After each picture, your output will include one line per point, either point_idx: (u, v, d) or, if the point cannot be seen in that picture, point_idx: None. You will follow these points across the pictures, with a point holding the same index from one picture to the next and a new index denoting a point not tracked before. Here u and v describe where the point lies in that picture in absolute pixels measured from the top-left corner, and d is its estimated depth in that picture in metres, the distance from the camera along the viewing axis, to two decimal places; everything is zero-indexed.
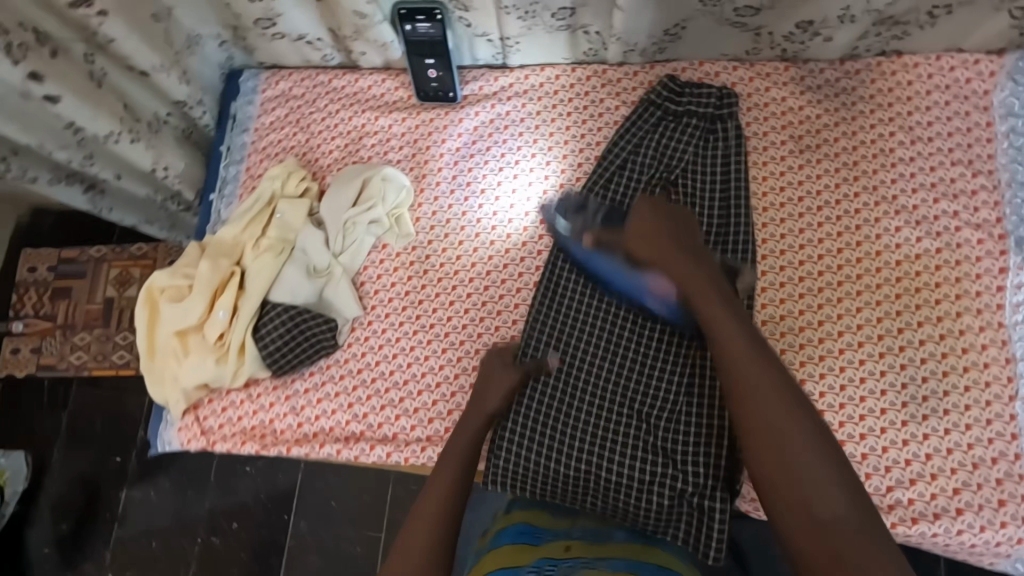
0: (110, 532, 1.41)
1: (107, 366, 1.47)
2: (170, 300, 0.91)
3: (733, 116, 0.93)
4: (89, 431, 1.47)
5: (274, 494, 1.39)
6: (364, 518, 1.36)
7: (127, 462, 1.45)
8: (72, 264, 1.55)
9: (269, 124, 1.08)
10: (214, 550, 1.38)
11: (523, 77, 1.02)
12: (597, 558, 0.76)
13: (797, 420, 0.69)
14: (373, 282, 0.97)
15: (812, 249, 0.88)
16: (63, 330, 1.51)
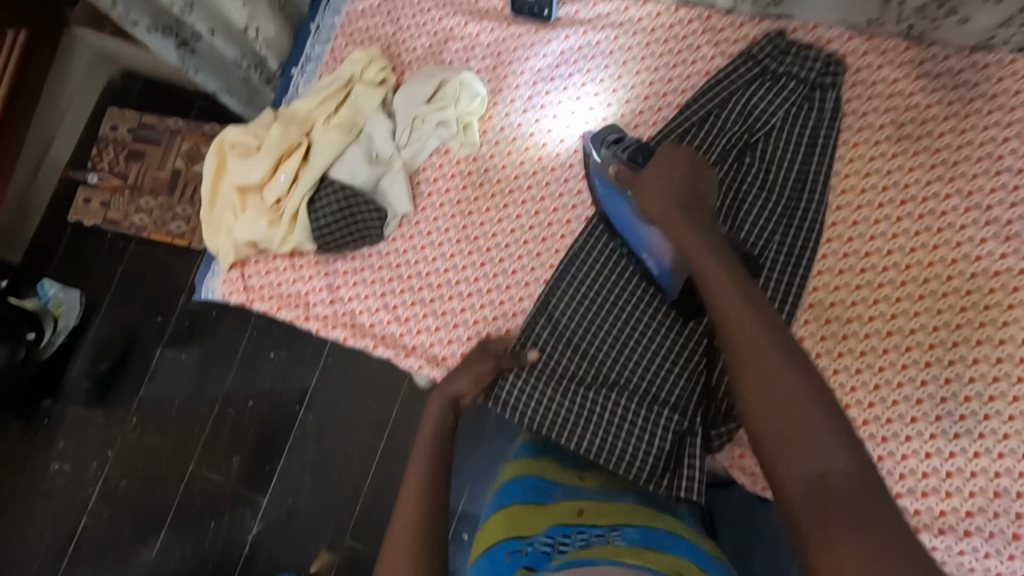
0: (141, 382, 1.52)
1: (164, 233, 1.56)
2: (239, 155, 0.95)
3: (835, 87, 0.87)
4: (138, 287, 1.58)
5: (290, 385, 1.46)
6: (367, 426, 1.41)
7: (166, 323, 1.55)
8: (150, 129, 1.60)
9: (361, 10, 1.08)
10: (228, 420, 1.47)
11: (623, 8, 0.98)
12: (606, 530, 0.68)
13: (772, 348, 0.62)
14: (429, 184, 0.98)
15: (883, 243, 0.83)
16: (131, 190, 1.57)
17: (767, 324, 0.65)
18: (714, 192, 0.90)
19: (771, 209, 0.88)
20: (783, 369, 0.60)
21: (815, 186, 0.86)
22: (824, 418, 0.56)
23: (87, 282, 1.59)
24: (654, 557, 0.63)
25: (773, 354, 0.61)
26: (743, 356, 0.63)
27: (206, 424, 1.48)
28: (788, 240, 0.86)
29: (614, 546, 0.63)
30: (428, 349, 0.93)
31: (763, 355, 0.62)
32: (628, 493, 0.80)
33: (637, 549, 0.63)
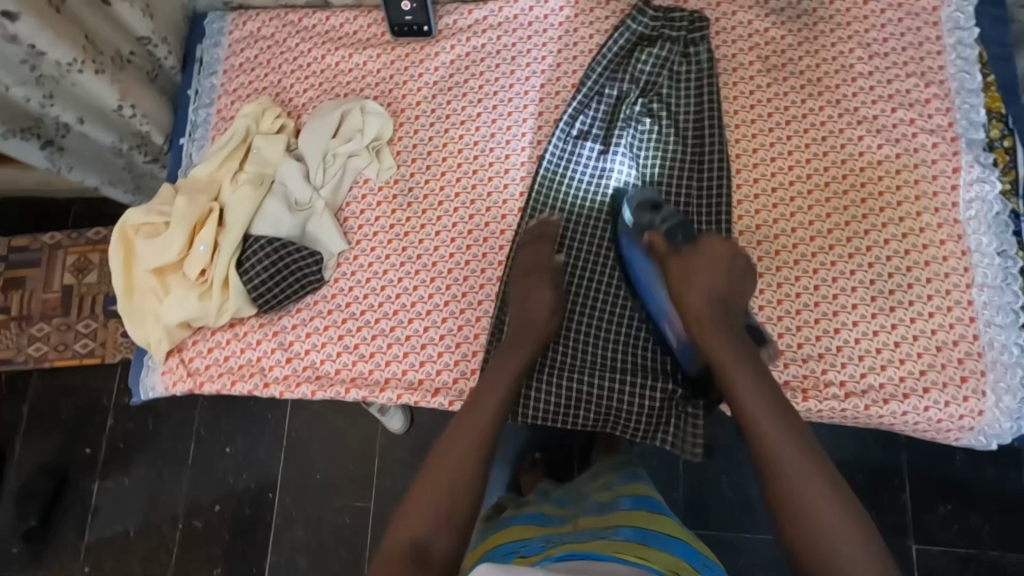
0: (82, 523, 1.36)
1: (69, 357, 1.40)
2: (147, 237, 0.88)
3: (705, 39, 0.96)
4: (55, 420, 1.41)
5: (258, 474, 1.36)
6: (351, 489, 1.33)
7: (97, 453, 1.39)
8: (24, 253, 1.45)
9: (239, 65, 1.06)
10: (196, 533, 1.34)
11: (497, 9, 1.02)
12: (601, 530, 0.79)
13: (780, 435, 0.74)
14: (356, 218, 0.97)
15: (783, 162, 0.92)
16: (18, 322, 1.42)
17: (788, 429, 0.74)
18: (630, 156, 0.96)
19: (682, 158, 0.95)
20: (807, 474, 0.72)
21: (714, 128, 0.94)
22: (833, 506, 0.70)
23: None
24: (652, 557, 0.73)
25: (785, 447, 0.73)
26: (769, 457, 0.74)
27: (173, 542, 1.34)
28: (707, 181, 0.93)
29: (607, 544, 0.74)
30: (403, 376, 0.90)
31: (771, 438, 0.74)
32: (624, 498, 0.88)
33: (633, 546, 0.74)
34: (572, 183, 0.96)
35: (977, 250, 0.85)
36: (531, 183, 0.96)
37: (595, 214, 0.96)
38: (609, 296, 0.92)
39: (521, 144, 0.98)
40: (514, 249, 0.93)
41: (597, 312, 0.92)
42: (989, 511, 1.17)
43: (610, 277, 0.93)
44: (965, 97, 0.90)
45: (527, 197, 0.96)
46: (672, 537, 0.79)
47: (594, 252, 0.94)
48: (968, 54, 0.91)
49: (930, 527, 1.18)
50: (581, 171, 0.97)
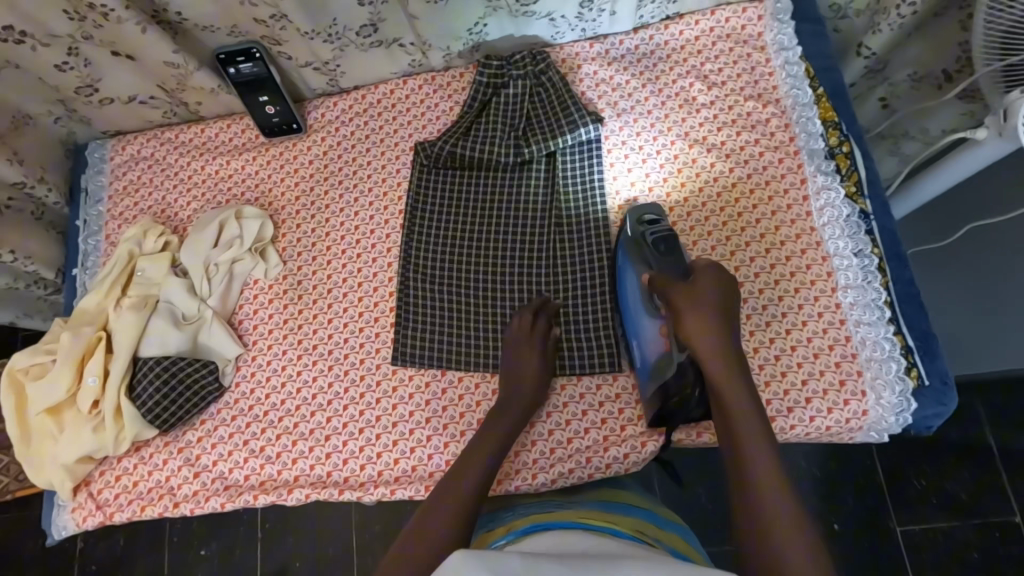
0: None
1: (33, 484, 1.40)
2: (35, 379, 0.89)
3: (552, 66, 0.99)
4: (20, 553, 1.41)
5: (233, 569, 1.37)
6: (332, 568, 1.35)
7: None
8: None
9: (123, 188, 1.08)
10: None
11: (360, 97, 1.07)
12: (569, 504, 0.83)
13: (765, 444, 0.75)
14: (251, 318, 0.98)
15: (644, 199, 0.96)
16: None
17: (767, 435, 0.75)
18: (502, 157, 0.97)
19: (554, 150, 0.97)
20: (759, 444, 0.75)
21: (581, 117, 0.95)
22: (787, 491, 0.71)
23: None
24: (619, 519, 0.78)
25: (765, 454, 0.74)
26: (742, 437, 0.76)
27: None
28: (578, 165, 0.97)
29: (578, 511, 0.79)
30: (310, 473, 0.91)
31: (759, 442, 0.75)
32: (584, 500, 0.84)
33: (602, 514, 0.79)
34: (450, 193, 1.00)
35: (836, 253, 0.88)
36: (407, 206, 1.00)
37: (481, 213, 0.98)
38: (501, 282, 0.95)
39: (399, 222, 1.01)
40: (401, 267, 0.98)
41: (491, 298, 0.95)
42: (956, 473, 1.20)
43: (509, 259, 0.96)
44: (801, 111, 0.95)
45: (405, 219, 1.00)
46: (638, 507, 0.84)
47: (487, 234, 0.97)
48: (796, 71, 0.97)
49: (911, 505, 1.19)
50: (462, 182, 1.00)
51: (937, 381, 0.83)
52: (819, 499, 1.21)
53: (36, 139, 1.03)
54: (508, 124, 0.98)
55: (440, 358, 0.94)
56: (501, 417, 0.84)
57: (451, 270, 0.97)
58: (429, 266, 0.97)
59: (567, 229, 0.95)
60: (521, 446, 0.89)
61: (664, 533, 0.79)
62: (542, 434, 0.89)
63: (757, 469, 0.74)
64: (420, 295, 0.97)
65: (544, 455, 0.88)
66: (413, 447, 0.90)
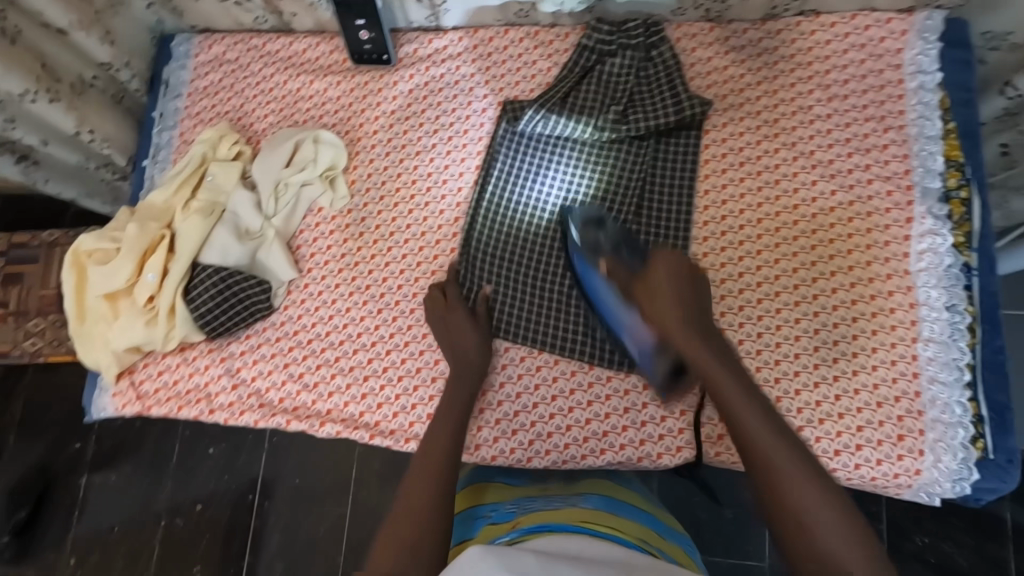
0: (70, 518, 1.43)
1: (64, 352, 1.48)
2: (98, 263, 0.91)
3: (666, 42, 0.93)
4: (45, 417, 1.49)
5: (237, 475, 1.42)
6: (329, 496, 1.40)
7: (85, 449, 1.47)
8: (25, 249, 1.51)
9: (203, 88, 1.07)
10: (177, 532, 1.40)
11: (457, 39, 1.02)
12: (571, 500, 0.83)
13: (769, 435, 0.68)
14: (309, 245, 0.98)
15: (732, 205, 0.91)
16: (15, 317, 1.46)
17: (762, 407, 0.70)
18: (595, 129, 0.93)
19: (651, 131, 0.92)
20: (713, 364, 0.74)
21: (687, 102, 0.91)
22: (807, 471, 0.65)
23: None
24: (623, 522, 0.77)
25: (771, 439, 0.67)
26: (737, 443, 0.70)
27: (152, 542, 1.40)
28: (671, 152, 0.93)
29: (577, 510, 0.78)
30: (343, 409, 0.91)
31: (706, 361, 0.74)
32: (588, 497, 0.83)
33: (605, 515, 0.78)
34: (528, 159, 0.96)
35: (926, 303, 0.83)
36: (484, 164, 0.97)
37: (557, 185, 0.95)
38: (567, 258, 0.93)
39: (473, 177, 0.98)
40: (468, 223, 0.96)
41: (553, 273, 0.93)
42: None
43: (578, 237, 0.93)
44: (924, 144, 0.88)
45: (480, 177, 0.97)
46: (639, 510, 0.83)
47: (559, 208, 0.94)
48: (930, 99, 0.89)
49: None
50: (542, 149, 0.96)
51: (1003, 457, 0.79)
52: None
53: (128, 21, 1.01)
54: (607, 96, 0.93)
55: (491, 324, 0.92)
56: (458, 386, 0.85)
57: (517, 238, 0.94)
58: (493, 229, 0.95)
59: (647, 217, 0.92)
60: (555, 428, 0.89)
61: (665, 543, 0.79)
62: (578, 421, 0.88)
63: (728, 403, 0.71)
64: (479, 256, 0.94)
65: (576, 442, 0.88)
66: None
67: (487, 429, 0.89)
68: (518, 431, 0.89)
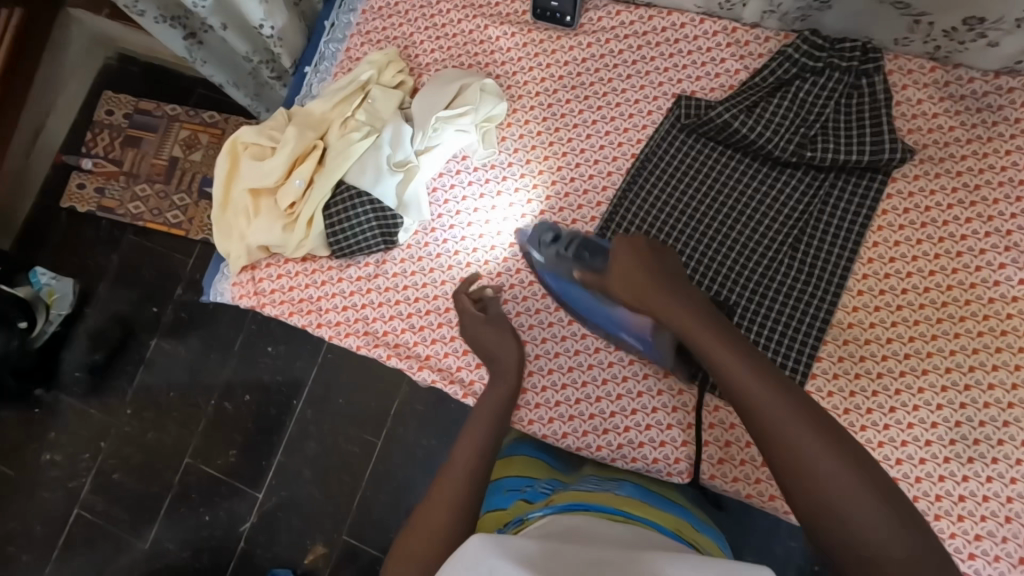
0: (136, 373, 1.51)
1: (161, 223, 1.57)
2: (252, 158, 0.93)
3: (881, 73, 0.84)
4: (134, 274, 1.57)
5: (289, 378, 1.46)
6: (365, 422, 1.41)
7: (161, 314, 1.54)
8: (146, 116, 1.64)
9: (378, 9, 1.06)
10: (225, 413, 1.46)
11: (647, 17, 0.97)
12: (608, 485, 0.81)
13: (775, 398, 0.62)
14: (445, 191, 0.98)
15: (902, 265, 0.83)
16: (127, 177, 1.61)
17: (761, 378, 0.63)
18: (772, 149, 0.87)
19: (834, 165, 0.85)
20: (729, 354, 0.66)
21: (887, 143, 0.82)
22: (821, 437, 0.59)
23: (79, 274, 1.58)
24: (657, 513, 0.75)
25: (788, 422, 0.60)
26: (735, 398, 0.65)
27: (202, 415, 1.47)
28: (849, 193, 0.86)
29: (614, 496, 0.76)
30: (442, 358, 0.92)
31: (731, 361, 0.65)
32: (625, 486, 0.81)
33: (636, 503, 0.76)
34: (688, 160, 0.91)
35: None
36: (642, 154, 0.93)
37: (711, 195, 0.90)
38: (702, 272, 0.88)
39: (627, 164, 0.94)
40: (609, 211, 0.92)
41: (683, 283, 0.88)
42: None
43: (719, 254, 0.88)
44: None
45: (635, 166, 0.93)
46: (678, 505, 0.81)
47: (707, 219, 0.89)
48: None
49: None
50: (704, 154, 0.91)
51: None
52: None
53: None
54: (798, 116, 0.86)
55: None
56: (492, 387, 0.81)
57: (654, 238, 0.90)
58: (631, 222, 0.91)
59: (802, 254, 0.86)
60: (649, 440, 0.86)
61: (699, 537, 0.76)
62: (675, 440, 0.85)
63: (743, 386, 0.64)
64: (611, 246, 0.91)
65: (667, 460, 0.85)
66: (544, 387, 0.90)
67: (577, 421, 0.88)
68: (608, 432, 0.87)
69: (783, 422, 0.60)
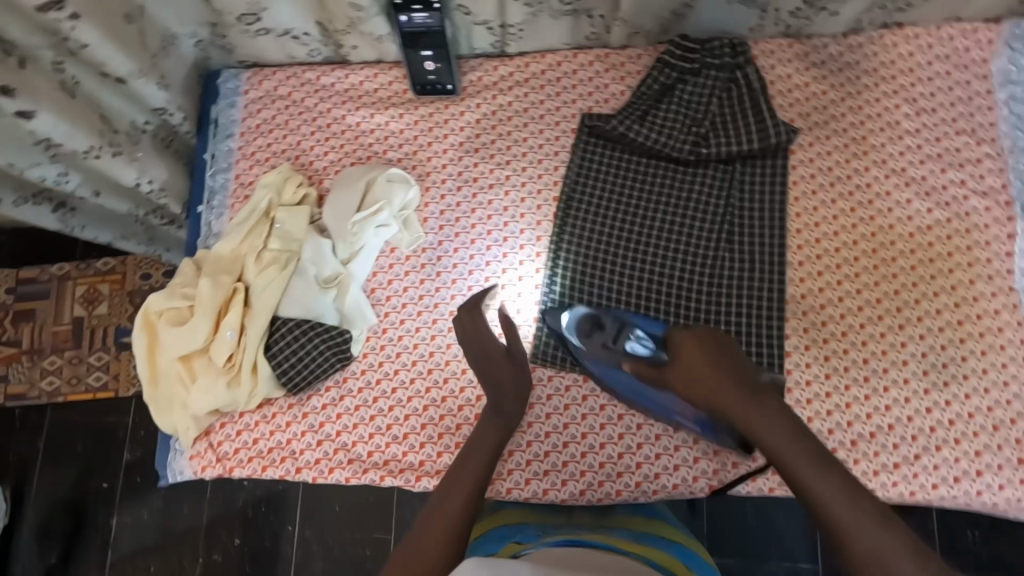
0: (103, 557, 1.35)
1: (82, 390, 1.41)
2: (171, 323, 0.86)
3: (751, 62, 0.90)
4: (68, 452, 1.41)
5: (270, 498, 1.34)
6: (371, 520, 1.32)
7: (113, 487, 1.39)
8: (32, 285, 1.48)
9: (257, 127, 1.02)
10: (217, 567, 1.33)
11: (524, 65, 0.98)
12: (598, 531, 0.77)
13: (823, 479, 0.64)
14: (384, 289, 0.94)
15: (828, 226, 0.88)
16: (29, 355, 1.45)
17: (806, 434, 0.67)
18: (677, 154, 0.90)
19: (736, 155, 0.89)
20: (779, 433, 0.67)
21: (777, 124, 0.88)
22: (856, 501, 0.62)
23: (5, 471, 1.41)
24: (647, 551, 0.72)
25: (805, 463, 0.65)
26: (785, 467, 0.66)
27: None
28: (760, 176, 0.90)
29: (607, 538, 0.74)
30: (436, 459, 0.88)
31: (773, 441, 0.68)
32: (617, 530, 0.78)
33: (628, 542, 0.73)
34: (607, 185, 0.93)
35: None
36: (562, 194, 0.94)
37: (638, 212, 0.92)
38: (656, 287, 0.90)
39: (552, 209, 0.95)
40: (551, 258, 0.93)
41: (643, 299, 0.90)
42: None
43: (665, 265, 0.90)
44: (1019, 156, 0.86)
45: (560, 208, 0.94)
46: (671, 541, 0.77)
47: (643, 233, 0.91)
48: (1021, 111, 0.87)
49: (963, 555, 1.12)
50: (618, 173, 0.93)
51: None
52: None
53: (178, 61, 0.96)
54: (688, 118, 0.91)
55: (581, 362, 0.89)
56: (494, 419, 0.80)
57: (600, 268, 0.92)
58: (575, 261, 0.92)
59: (739, 242, 0.89)
60: (663, 469, 0.86)
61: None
62: (686, 460, 0.85)
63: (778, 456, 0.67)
64: (564, 291, 0.92)
65: (685, 481, 0.85)
66: (547, 452, 0.88)
67: (590, 475, 0.87)
68: (623, 473, 0.86)
69: (818, 484, 0.64)
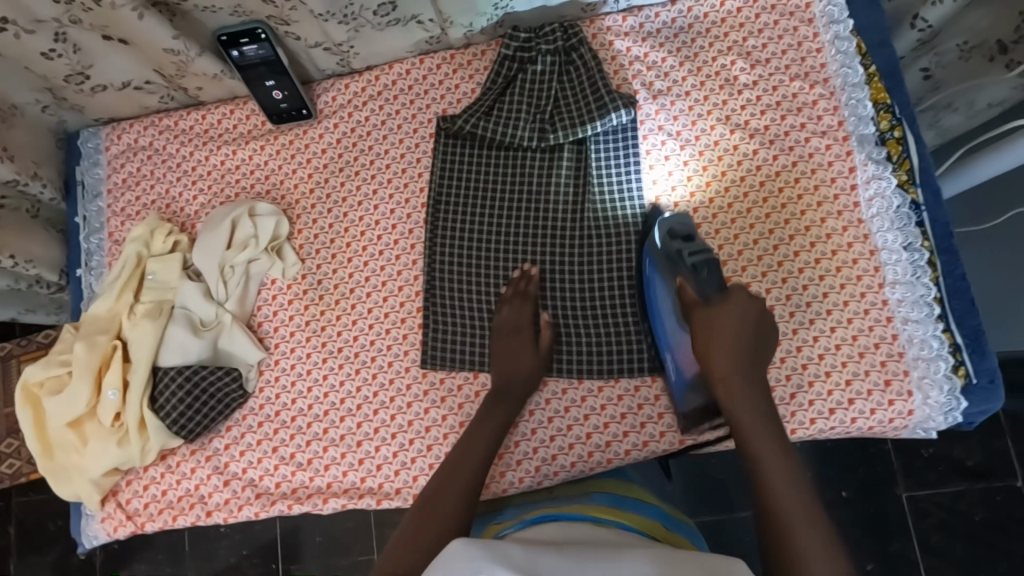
0: None
1: None
2: (52, 393, 0.86)
3: (583, 42, 0.92)
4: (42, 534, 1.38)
5: (257, 547, 1.34)
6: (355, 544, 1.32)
7: (93, 558, 1.37)
8: None
9: (123, 181, 1.01)
10: None
11: (374, 79, 0.99)
12: (577, 499, 0.80)
13: (777, 457, 0.74)
14: (271, 321, 0.94)
15: (684, 188, 0.91)
16: None
17: (767, 419, 0.77)
18: (529, 142, 0.92)
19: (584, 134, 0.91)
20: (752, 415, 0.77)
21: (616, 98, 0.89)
22: (796, 484, 0.72)
23: None
24: (625, 517, 0.75)
25: (768, 441, 0.75)
26: (749, 446, 0.76)
27: None
28: (611, 151, 0.92)
29: (588, 506, 0.76)
30: (343, 479, 0.89)
31: (751, 413, 0.77)
32: (596, 494, 0.81)
33: (607, 509, 0.76)
34: (471, 183, 0.94)
35: (884, 248, 0.84)
36: (429, 199, 0.95)
37: (505, 203, 0.93)
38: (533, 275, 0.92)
39: (422, 215, 0.96)
40: (427, 264, 0.93)
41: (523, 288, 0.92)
42: (970, 444, 1.18)
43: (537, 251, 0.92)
44: (851, 92, 0.89)
45: (429, 213, 0.94)
46: (650, 505, 0.80)
47: (513, 224, 0.93)
48: (847, 48, 0.90)
49: (912, 471, 1.18)
50: (479, 170, 0.94)
51: (985, 378, 0.81)
52: (831, 468, 1.20)
53: (25, 131, 0.96)
54: (534, 106, 0.92)
55: (469, 360, 0.91)
56: (498, 406, 0.84)
57: (477, 263, 0.93)
58: (450, 262, 0.93)
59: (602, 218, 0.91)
60: (559, 450, 0.87)
61: (674, 537, 0.75)
62: (580, 438, 0.87)
63: (747, 433, 0.77)
64: (443, 293, 0.92)
65: (582, 459, 0.87)
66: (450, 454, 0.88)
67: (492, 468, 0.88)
68: (523, 461, 0.87)
69: (770, 459, 0.74)
